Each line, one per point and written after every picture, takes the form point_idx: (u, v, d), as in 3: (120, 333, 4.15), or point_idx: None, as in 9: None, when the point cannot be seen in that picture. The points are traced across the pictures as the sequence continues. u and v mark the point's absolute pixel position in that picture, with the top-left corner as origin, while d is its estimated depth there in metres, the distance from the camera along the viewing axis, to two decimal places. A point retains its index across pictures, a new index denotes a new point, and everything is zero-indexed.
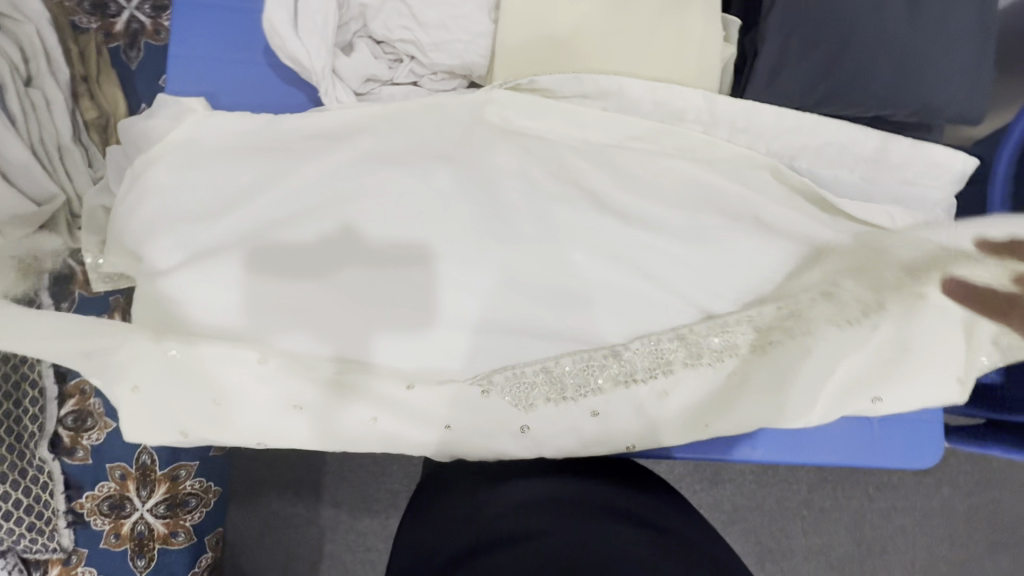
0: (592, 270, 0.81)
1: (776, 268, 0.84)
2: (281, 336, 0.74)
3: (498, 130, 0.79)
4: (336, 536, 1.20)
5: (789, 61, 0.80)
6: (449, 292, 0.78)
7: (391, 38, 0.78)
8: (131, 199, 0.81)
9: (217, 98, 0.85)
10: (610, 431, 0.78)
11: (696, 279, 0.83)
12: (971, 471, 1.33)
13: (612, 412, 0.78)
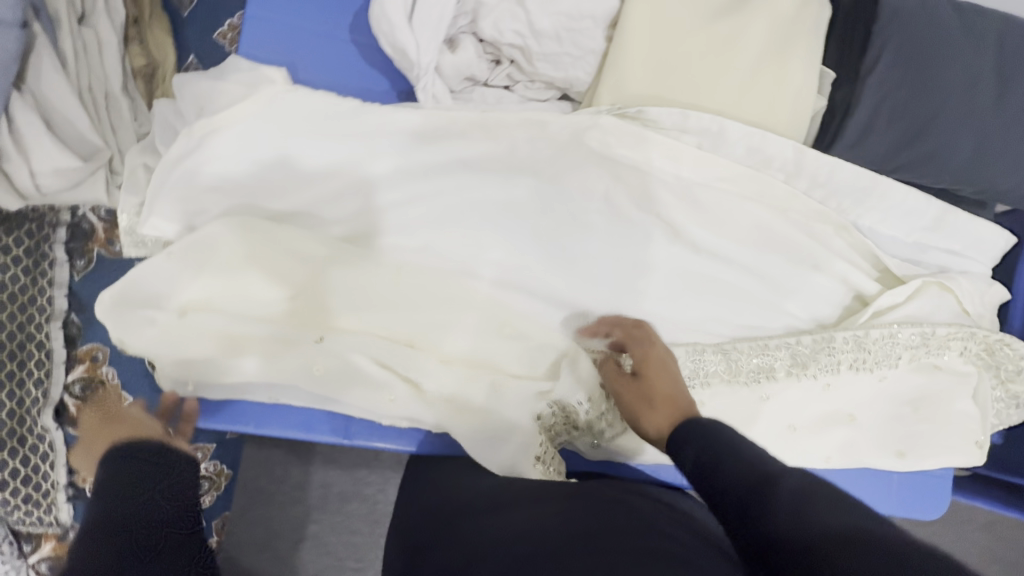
0: (650, 284, 0.80)
1: (816, 308, 0.86)
2: (360, 298, 0.75)
3: (594, 154, 0.78)
4: (323, 513, 1.09)
5: (878, 125, 0.81)
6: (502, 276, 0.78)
7: (499, 39, 0.75)
8: (181, 153, 0.75)
9: (296, 70, 0.79)
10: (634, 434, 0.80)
11: (746, 295, 0.83)
12: (964, 531, 1.35)
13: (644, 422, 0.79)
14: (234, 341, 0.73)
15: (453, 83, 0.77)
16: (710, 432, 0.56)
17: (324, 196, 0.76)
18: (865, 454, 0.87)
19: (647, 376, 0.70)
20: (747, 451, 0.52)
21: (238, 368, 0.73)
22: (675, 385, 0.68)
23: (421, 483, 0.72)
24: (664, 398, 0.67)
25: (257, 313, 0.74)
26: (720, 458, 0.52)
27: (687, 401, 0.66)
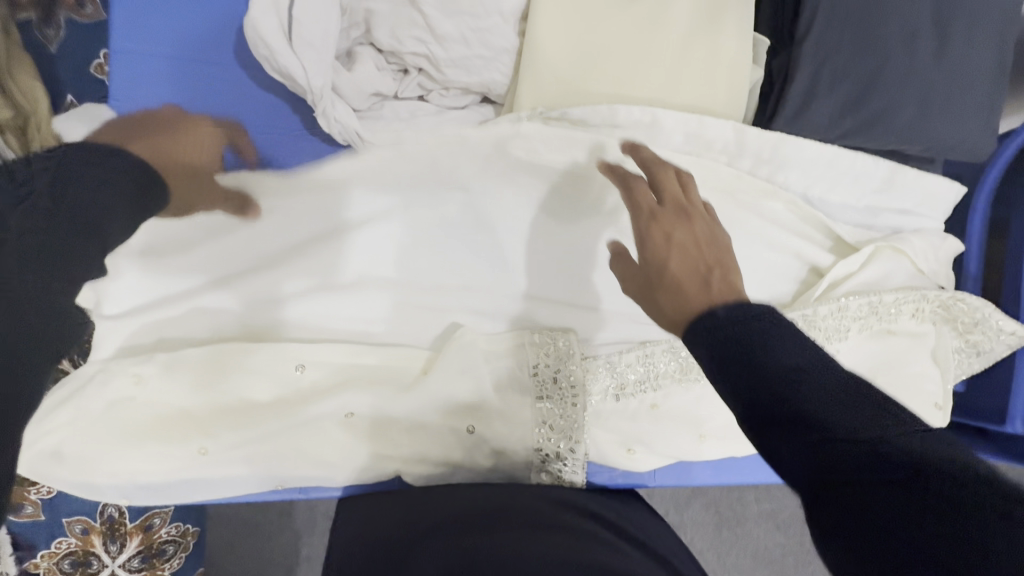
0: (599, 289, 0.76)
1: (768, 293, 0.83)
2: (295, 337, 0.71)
3: (523, 162, 0.72)
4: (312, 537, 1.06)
5: (818, 92, 0.76)
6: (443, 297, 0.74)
7: (400, 50, 0.68)
8: None
9: (188, 109, 0.74)
10: (604, 437, 0.80)
11: None
12: None
13: (618, 431, 0.80)
14: (167, 415, 0.68)
15: (357, 103, 0.69)
16: (744, 327, 0.43)
17: (237, 243, 0.70)
18: None
19: (663, 233, 0.56)
20: (795, 379, 0.40)
21: (164, 454, 0.67)
22: (706, 270, 0.51)
23: (386, 507, 0.71)
24: (681, 260, 0.52)
25: (181, 378, 0.68)
26: (741, 358, 0.41)
27: (719, 281, 0.49)
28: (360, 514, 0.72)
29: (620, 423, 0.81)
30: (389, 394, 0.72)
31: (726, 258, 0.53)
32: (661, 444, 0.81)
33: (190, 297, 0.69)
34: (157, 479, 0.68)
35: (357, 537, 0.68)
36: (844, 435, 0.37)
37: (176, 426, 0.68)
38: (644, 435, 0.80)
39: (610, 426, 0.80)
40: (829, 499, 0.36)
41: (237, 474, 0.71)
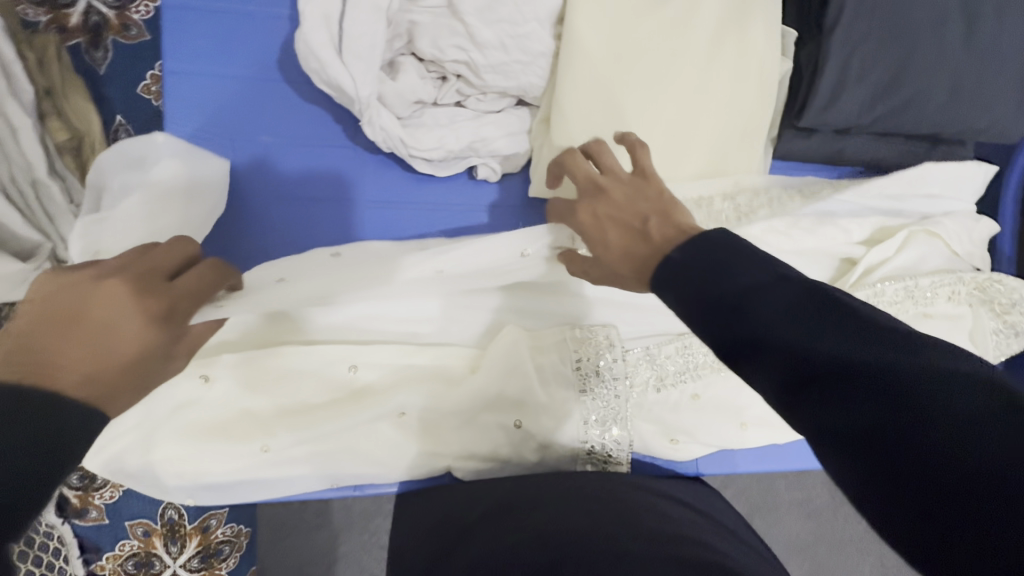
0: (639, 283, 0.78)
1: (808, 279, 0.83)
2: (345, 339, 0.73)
3: (560, 162, 0.74)
4: (351, 535, 1.09)
5: (849, 81, 0.77)
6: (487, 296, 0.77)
7: (441, 59, 0.69)
8: None
9: (234, 124, 0.75)
10: (647, 428, 0.81)
11: None
12: None
13: (662, 421, 0.82)
14: (233, 418, 0.71)
15: (400, 111, 0.70)
16: (711, 268, 0.40)
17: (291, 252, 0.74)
18: None
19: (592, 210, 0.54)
20: (765, 291, 0.38)
21: (229, 454, 0.70)
22: (639, 223, 0.49)
23: (440, 492, 0.76)
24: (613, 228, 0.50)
25: (244, 381, 0.71)
26: (698, 291, 0.40)
27: (657, 233, 0.47)
28: (418, 501, 0.76)
29: (663, 414, 0.82)
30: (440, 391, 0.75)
31: (664, 201, 0.50)
32: (704, 434, 0.82)
33: None
34: (221, 478, 0.71)
35: (418, 521, 0.72)
36: (827, 342, 0.35)
37: (241, 428, 0.71)
38: (688, 424, 0.82)
39: (653, 417, 0.82)
40: (816, 408, 0.34)
41: (297, 473, 0.73)
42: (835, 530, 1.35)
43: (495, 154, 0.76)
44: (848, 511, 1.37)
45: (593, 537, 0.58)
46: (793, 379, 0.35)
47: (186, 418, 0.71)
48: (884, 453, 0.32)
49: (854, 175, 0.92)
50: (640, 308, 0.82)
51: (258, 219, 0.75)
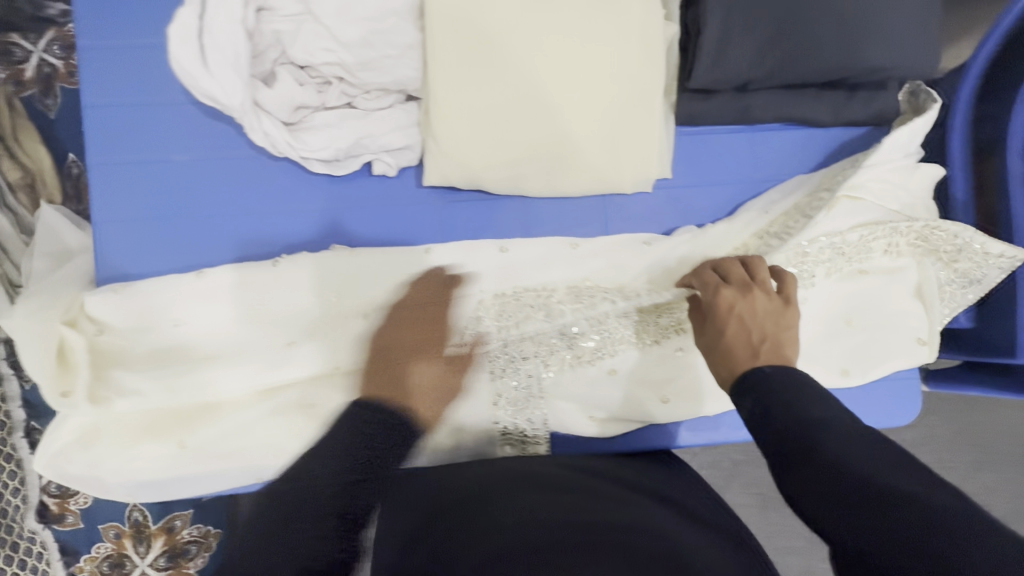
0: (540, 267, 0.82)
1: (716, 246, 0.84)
2: (253, 335, 0.77)
3: (446, 151, 0.77)
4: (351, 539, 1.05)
5: (733, 36, 0.75)
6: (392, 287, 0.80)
7: (313, 62, 0.72)
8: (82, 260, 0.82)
9: (143, 146, 0.79)
10: (564, 411, 0.80)
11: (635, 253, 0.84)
12: None
13: (579, 403, 0.80)
14: (159, 420, 0.76)
15: (284, 116, 0.74)
16: (786, 385, 0.56)
17: (210, 262, 0.80)
18: (820, 375, 0.81)
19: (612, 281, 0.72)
20: (802, 414, 0.53)
21: (155, 451, 0.76)
22: (757, 341, 0.64)
23: (371, 419, 0.67)
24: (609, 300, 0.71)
25: (159, 387, 0.74)
26: (808, 412, 0.53)
27: (766, 356, 0.62)
28: (346, 416, 0.68)
29: (581, 394, 0.80)
30: (351, 387, 0.78)
31: (781, 334, 0.65)
32: (625, 409, 0.81)
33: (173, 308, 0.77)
34: (153, 475, 0.76)
35: (338, 444, 0.64)
36: (832, 446, 0.49)
37: (165, 432, 0.76)
38: (608, 401, 0.81)
39: (570, 397, 0.80)
40: (840, 522, 0.46)
41: (219, 468, 0.77)
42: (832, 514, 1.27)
43: (387, 148, 0.80)
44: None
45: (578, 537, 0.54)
46: (792, 471, 0.50)
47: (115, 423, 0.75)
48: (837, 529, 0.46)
49: (774, 133, 0.89)
50: (549, 288, 0.81)
51: (176, 232, 0.80)
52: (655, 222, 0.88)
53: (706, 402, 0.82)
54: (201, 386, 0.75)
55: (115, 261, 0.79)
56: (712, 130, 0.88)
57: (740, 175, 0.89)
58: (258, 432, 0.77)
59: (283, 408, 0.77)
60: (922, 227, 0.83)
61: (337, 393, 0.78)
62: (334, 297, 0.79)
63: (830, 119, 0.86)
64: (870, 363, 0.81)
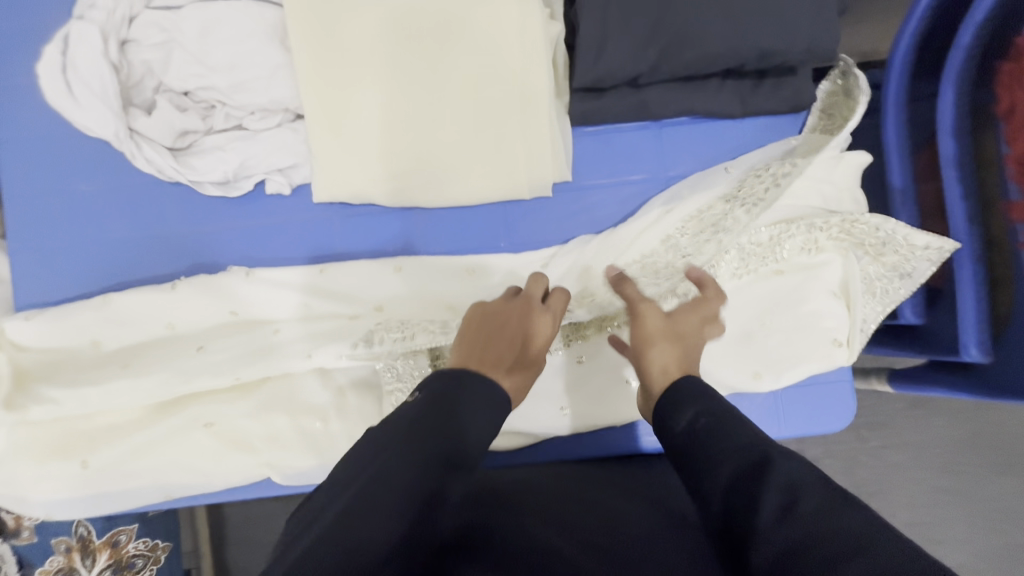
0: (435, 278, 0.80)
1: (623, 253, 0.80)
2: (146, 351, 0.77)
3: (330, 167, 0.77)
4: None
5: (611, 31, 0.73)
6: (285, 307, 0.79)
7: (189, 89, 0.75)
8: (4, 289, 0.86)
9: (51, 178, 0.83)
10: None
11: (538, 256, 0.82)
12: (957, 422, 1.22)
13: None
14: (62, 443, 0.77)
15: (169, 141, 0.76)
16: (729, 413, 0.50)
17: (116, 285, 0.82)
18: (729, 380, 0.76)
19: (553, 319, 0.62)
20: (748, 432, 0.48)
21: (60, 474, 0.77)
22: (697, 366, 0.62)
23: (443, 412, 0.47)
24: (542, 340, 0.60)
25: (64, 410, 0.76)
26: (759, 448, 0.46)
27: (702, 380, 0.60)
28: (406, 411, 0.48)
29: None
30: (247, 406, 0.78)
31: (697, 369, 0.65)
32: (526, 425, 0.77)
33: (73, 333, 0.78)
34: (64, 494, 0.78)
35: (423, 418, 0.47)
36: (778, 462, 0.44)
37: (69, 454, 0.77)
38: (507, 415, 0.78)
39: None
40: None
41: (124, 487, 0.78)
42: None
43: (279, 167, 0.80)
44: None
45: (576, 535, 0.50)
46: (730, 489, 0.45)
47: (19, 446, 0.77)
48: (761, 546, 0.40)
49: (683, 127, 0.85)
50: (444, 299, 0.79)
51: (85, 258, 0.82)
52: (561, 226, 0.85)
53: (612, 412, 0.78)
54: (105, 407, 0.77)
55: (29, 288, 0.82)
56: (619, 127, 0.85)
57: (648, 173, 0.85)
58: (156, 454, 0.77)
59: (177, 430, 0.77)
60: (845, 219, 0.76)
61: (233, 414, 0.78)
62: (231, 313, 0.78)
63: (739, 110, 0.82)
64: (781, 365, 0.76)
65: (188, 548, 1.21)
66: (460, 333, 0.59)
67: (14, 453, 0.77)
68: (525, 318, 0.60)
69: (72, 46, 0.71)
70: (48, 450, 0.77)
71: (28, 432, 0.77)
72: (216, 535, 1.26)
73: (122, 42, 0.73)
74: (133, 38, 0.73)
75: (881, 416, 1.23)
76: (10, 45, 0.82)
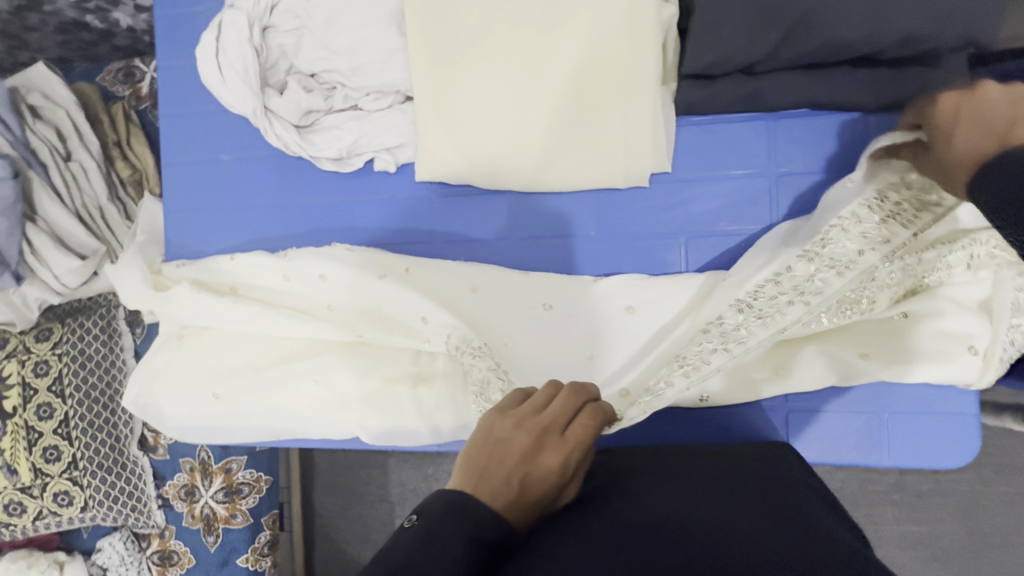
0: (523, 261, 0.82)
1: (703, 306, 0.72)
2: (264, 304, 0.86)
3: (435, 147, 0.81)
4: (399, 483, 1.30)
5: (727, 14, 0.69)
6: (377, 280, 0.82)
7: (316, 71, 0.83)
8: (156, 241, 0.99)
9: (198, 148, 0.95)
10: None
11: None
12: None
13: None
14: (190, 378, 0.89)
15: (295, 119, 0.84)
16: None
17: (245, 245, 0.93)
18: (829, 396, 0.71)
19: (565, 456, 0.53)
20: None
21: (191, 403, 0.89)
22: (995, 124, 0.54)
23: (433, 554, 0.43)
24: (541, 483, 0.51)
25: (202, 348, 0.89)
26: None
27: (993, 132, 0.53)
28: (392, 553, 0.43)
29: None
30: (342, 365, 0.84)
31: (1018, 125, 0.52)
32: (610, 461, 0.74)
33: (206, 283, 0.89)
34: (193, 421, 0.90)
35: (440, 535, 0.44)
36: None
37: (196, 388, 0.89)
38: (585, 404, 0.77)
39: None
40: None
41: (236, 423, 0.89)
42: (877, 549, 1.14)
43: (386, 147, 0.85)
44: (896, 531, 1.13)
45: (637, 531, 0.50)
46: None
47: (163, 378, 0.90)
48: None
49: (800, 120, 0.79)
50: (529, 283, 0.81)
51: (222, 220, 0.94)
52: (654, 219, 0.82)
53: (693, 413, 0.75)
54: (228, 351, 0.88)
55: (177, 242, 0.95)
56: (728, 117, 0.81)
57: (756, 169, 0.80)
58: (264, 397, 0.86)
59: (283, 377, 0.85)
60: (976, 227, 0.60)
61: (330, 372, 0.84)
62: (321, 277, 0.84)
63: (870, 103, 0.74)
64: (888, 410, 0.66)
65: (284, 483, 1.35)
66: (463, 453, 0.54)
67: (160, 379, 0.90)
68: (532, 454, 0.52)
69: (224, 31, 0.80)
70: (182, 382, 0.89)
71: (169, 364, 0.90)
72: (308, 476, 1.40)
73: (263, 27, 0.81)
74: (272, 24, 0.82)
75: (1014, 458, 1.09)
76: (174, 30, 0.94)
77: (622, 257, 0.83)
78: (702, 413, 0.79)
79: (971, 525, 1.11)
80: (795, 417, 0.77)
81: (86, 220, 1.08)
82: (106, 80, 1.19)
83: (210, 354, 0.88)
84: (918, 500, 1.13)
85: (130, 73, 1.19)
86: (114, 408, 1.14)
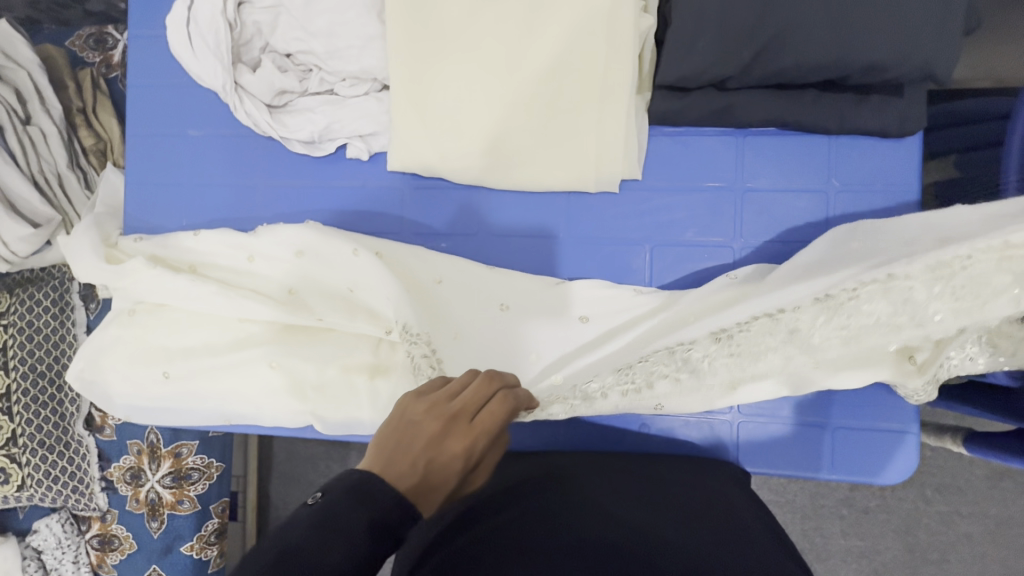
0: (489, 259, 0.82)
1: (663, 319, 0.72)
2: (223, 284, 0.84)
3: (408, 138, 0.80)
4: None
5: (702, 28, 0.70)
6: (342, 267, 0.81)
7: (291, 51, 0.81)
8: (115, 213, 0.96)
9: (166, 121, 0.92)
10: None
11: None
12: None
13: None
14: (140, 357, 0.86)
15: (267, 98, 0.82)
16: None
17: (208, 223, 0.90)
18: None
19: (472, 442, 0.51)
20: None
21: (139, 383, 0.86)
22: None
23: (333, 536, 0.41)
24: (446, 470, 0.49)
25: (155, 326, 0.86)
26: None
27: None
28: (295, 523, 0.42)
29: None
30: (300, 352, 0.82)
31: None
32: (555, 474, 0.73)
33: (163, 260, 0.86)
34: (141, 400, 0.87)
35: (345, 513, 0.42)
36: None
37: (145, 367, 0.86)
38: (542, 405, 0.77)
39: None
40: None
41: (187, 405, 0.86)
42: (821, 561, 1.18)
43: (360, 133, 0.84)
44: (840, 545, 1.17)
45: (575, 550, 0.50)
46: None
47: (111, 355, 0.87)
48: None
49: (768, 138, 0.81)
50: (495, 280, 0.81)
51: (187, 195, 0.91)
52: (622, 225, 0.83)
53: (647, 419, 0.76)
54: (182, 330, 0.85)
55: (137, 216, 0.93)
56: (699, 130, 0.82)
57: (725, 182, 0.81)
58: (217, 379, 0.84)
59: (237, 360, 0.83)
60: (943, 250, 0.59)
61: (286, 358, 0.82)
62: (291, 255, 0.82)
63: (835, 127, 0.76)
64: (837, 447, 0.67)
65: (238, 471, 1.32)
66: (371, 441, 0.50)
67: (108, 356, 0.87)
68: (437, 441, 0.50)
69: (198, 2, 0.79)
70: (131, 360, 0.86)
71: (119, 341, 0.87)
72: (263, 465, 1.37)
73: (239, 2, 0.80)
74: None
75: (953, 479, 1.13)
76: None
77: (589, 262, 0.84)
78: (658, 419, 0.80)
79: (910, 542, 1.15)
80: (745, 428, 0.79)
81: (42, 187, 1.04)
82: (75, 45, 1.14)
83: (162, 332, 0.86)
84: (862, 516, 1.16)
85: (101, 40, 1.15)
86: (59, 385, 1.09)
